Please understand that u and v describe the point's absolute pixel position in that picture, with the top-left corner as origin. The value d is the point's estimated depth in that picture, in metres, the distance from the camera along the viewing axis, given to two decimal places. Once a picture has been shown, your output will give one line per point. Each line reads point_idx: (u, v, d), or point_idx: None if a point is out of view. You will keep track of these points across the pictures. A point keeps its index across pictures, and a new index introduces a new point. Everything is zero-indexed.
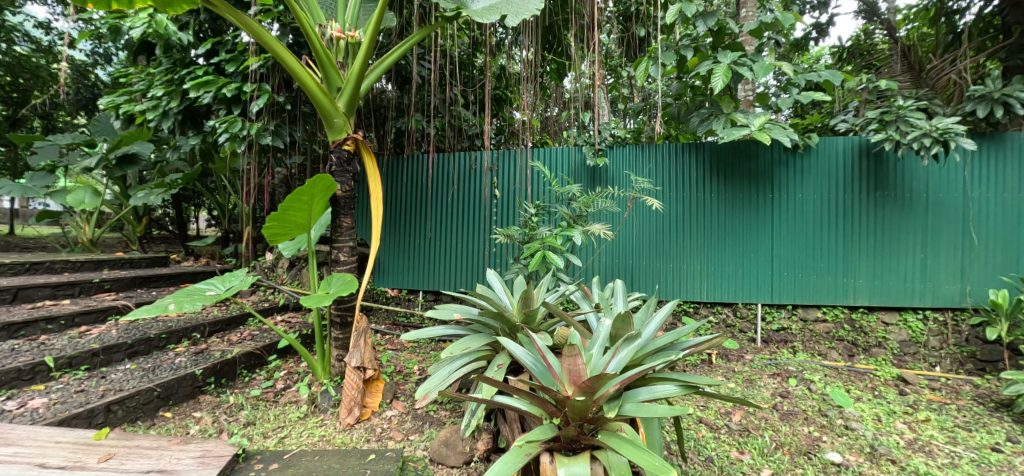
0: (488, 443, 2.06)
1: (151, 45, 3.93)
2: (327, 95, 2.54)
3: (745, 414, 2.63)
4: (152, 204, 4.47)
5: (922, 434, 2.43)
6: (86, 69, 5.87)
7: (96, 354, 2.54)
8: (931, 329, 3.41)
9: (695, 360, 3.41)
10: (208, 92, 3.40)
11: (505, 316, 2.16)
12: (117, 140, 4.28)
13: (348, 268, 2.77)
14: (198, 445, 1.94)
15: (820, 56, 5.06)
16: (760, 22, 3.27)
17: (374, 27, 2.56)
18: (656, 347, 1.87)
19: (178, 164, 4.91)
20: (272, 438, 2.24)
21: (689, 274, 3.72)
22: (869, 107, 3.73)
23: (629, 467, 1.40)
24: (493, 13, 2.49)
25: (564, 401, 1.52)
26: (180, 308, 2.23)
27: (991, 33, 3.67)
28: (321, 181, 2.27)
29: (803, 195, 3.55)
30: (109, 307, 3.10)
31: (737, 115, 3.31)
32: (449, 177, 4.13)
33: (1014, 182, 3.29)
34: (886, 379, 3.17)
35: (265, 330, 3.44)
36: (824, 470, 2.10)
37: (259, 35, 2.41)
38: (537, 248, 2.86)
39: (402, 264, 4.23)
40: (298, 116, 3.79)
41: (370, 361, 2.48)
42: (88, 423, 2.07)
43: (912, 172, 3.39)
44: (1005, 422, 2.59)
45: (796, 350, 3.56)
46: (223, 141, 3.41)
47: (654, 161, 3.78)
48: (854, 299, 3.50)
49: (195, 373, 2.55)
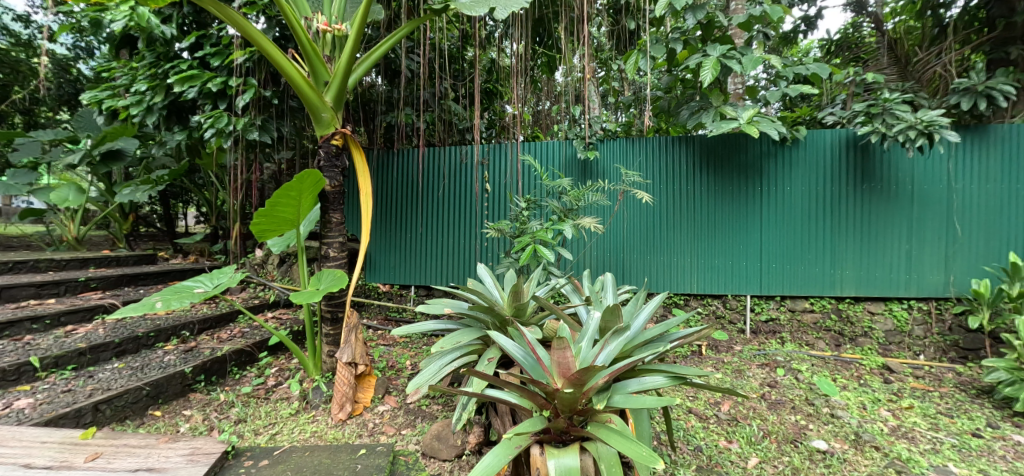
0: (480, 436, 2.08)
1: (133, 39, 3.85)
2: (314, 90, 2.51)
3: (733, 403, 2.66)
4: (138, 201, 4.41)
5: (905, 421, 2.49)
6: (68, 63, 5.72)
7: (83, 353, 2.51)
8: (915, 318, 3.48)
9: (684, 351, 3.46)
10: (193, 86, 3.35)
11: (496, 310, 2.16)
12: (101, 136, 4.18)
13: (338, 264, 2.74)
14: (187, 442, 1.93)
15: (808, 49, 5.06)
16: (749, 15, 3.25)
17: (360, 20, 2.52)
18: (645, 339, 1.91)
19: (164, 159, 4.83)
20: (263, 435, 2.23)
21: (679, 267, 3.75)
22: (856, 100, 3.76)
23: (618, 458, 1.43)
24: (481, 6, 2.49)
25: (553, 393, 1.55)
26: (168, 305, 2.20)
27: (976, 26, 3.68)
28: (309, 176, 2.26)
29: (792, 187, 3.58)
30: (95, 305, 3.05)
31: (727, 108, 3.33)
32: (440, 171, 4.11)
33: (996, 172, 3.36)
34: (871, 367, 3.23)
35: (256, 327, 3.41)
36: (810, 458, 2.14)
37: (244, 28, 2.37)
38: (527, 242, 2.83)
39: (393, 259, 4.19)
40: (285, 111, 3.73)
41: (362, 356, 2.47)
42: (76, 423, 2.06)
43: (898, 164, 3.44)
44: (985, 408, 2.66)
45: (785, 341, 3.61)
46: (208, 136, 3.36)
47: (644, 154, 3.79)
48: (840, 290, 3.55)
49: (184, 372, 2.53)
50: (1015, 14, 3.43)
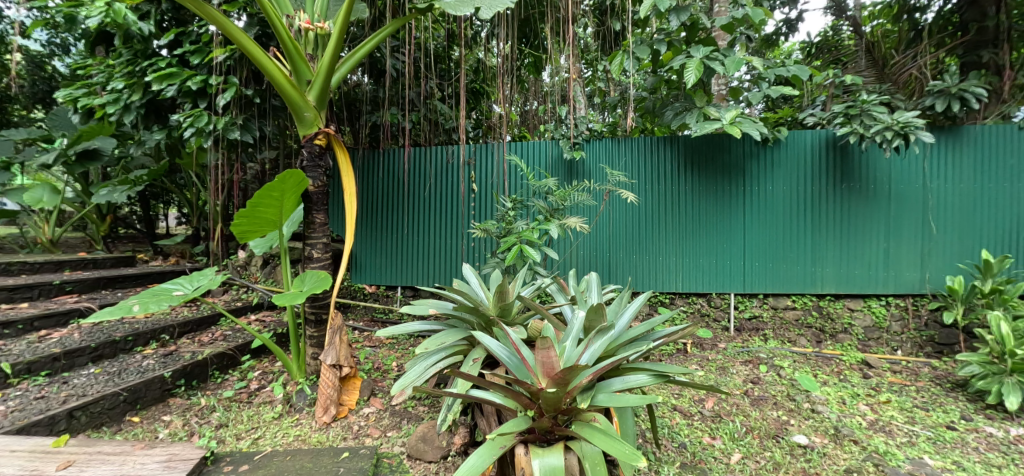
0: (465, 437, 2.07)
1: (110, 36, 3.77)
2: (296, 89, 2.48)
3: (717, 400, 2.70)
4: (116, 202, 4.30)
5: (883, 415, 2.55)
6: (42, 60, 5.56)
7: (57, 358, 2.44)
8: (893, 314, 3.57)
9: (670, 349, 3.49)
10: (172, 84, 3.28)
11: (480, 310, 2.15)
12: (76, 135, 4.07)
13: (322, 265, 2.70)
14: (164, 448, 1.89)
15: (790, 51, 5.15)
16: (732, 17, 3.30)
17: (344, 19, 2.50)
18: (630, 338, 1.92)
19: (144, 159, 4.72)
20: (245, 439, 2.20)
21: (665, 266, 3.78)
22: (835, 101, 3.84)
23: (602, 457, 1.43)
24: (466, 6, 2.48)
25: (537, 393, 1.55)
26: (145, 309, 2.15)
27: (950, 30, 3.81)
28: (292, 176, 2.22)
29: (773, 186, 3.65)
30: (70, 309, 2.96)
31: (710, 108, 3.38)
32: (426, 171, 4.09)
33: (969, 172, 3.46)
34: (851, 363, 3.30)
35: (238, 330, 3.35)
36: (791, 452, 2.18)
37: (223, 25, 2.33)
38: (513, 242, 2.83)
39: (379, 260, 4.15)
40: (267, 110, 3.67)
41: (347, 358, 2.44)
42: (49, 430, 2.00)
43: (876, 164, 3.52)
44: (960, 402, 2.74)
45: (767, 338, 3.67)
46: (188, 136, 3.29)
47: (630, 154, 3.82)
48: (821, 287, 3.63)
49: (163, 376, 2.47)
50: (987, 18, 3.60)
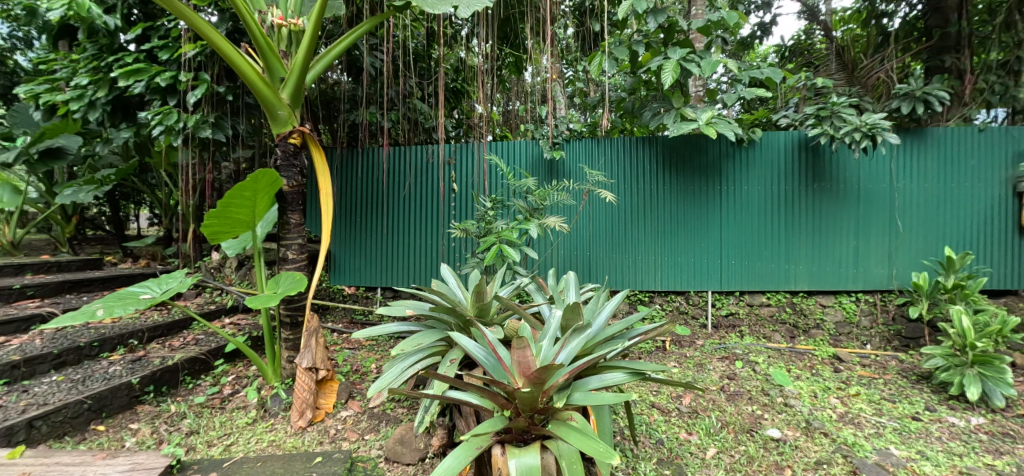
0: (443, 438, 2.06)
1: (74, 30, 3.63)
2: (269, 87, 2.42)
3: (694, 396, 2.73)
4: (82, 202, 4.13)
5: (852, 407, 2.64)
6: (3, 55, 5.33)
7: (17, 366, 2.34)
8: (862, 309, 3.69)
9: (649, 346, 3.54)
10: (139, 81, 3.17)
11: (458, 310, 2.14)
12: (38, 133, 3.90)
13: (298, 266, 2.65)
14: (128, 457, 1.82)
15: (765, 54, 5.27)
16: (707, 20, 3.35)
17: (317, 15, 2.44)
18: (606, 336, 1.94)
19: (112, 158, 4.55)
20: (216, 446, 2.14)
21: (644, 264, 3.83)
22: (807, 104, 3.95)
23: (578, 455, 1.44)
24: (445, 4, 2.47)
25: (513, 393, 1.55)
26: (110, 313, 2.07)
27: (915, 35, 4.01)
28: (264, 175, 2.18)
29: (749, 186, 3.73)
30: (31, 315, 2.84)
31: (687, 109, 3.43)
32: (405, 170, 4.05)
33: (933, 172, 3.59)
34: (823, 358, 3.39)
35: (211, 334, 3.26)
36: (765, 446, 2.23)
37: (192, 21, 2.26)
38: (492, 242, 2.83)
39: (358, 260, 4.10)
40: (241, 107, 3.58)
41: (323, 361, 2.40)
42: (6, 442, 1.92)
43: (845, 164, 3.63)
44: (924, 393, 2.84)
45: (743, 334, 3.75)
46: (157, 134, 3.19)
47: (609, 154, 3.85)
48: (794, 284, 3.72)
49: (131, 382, 2.39)
50: (949, 25, 3.78)
